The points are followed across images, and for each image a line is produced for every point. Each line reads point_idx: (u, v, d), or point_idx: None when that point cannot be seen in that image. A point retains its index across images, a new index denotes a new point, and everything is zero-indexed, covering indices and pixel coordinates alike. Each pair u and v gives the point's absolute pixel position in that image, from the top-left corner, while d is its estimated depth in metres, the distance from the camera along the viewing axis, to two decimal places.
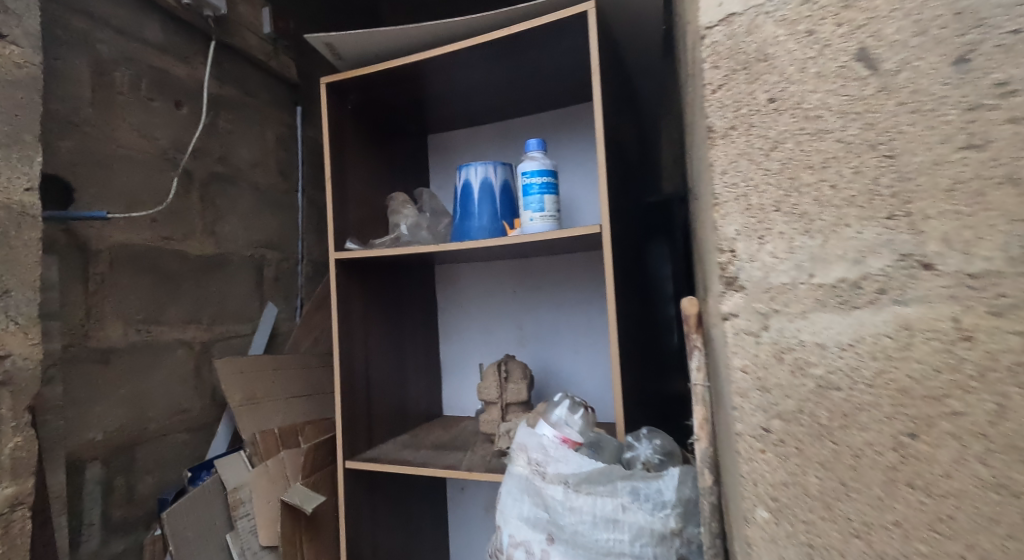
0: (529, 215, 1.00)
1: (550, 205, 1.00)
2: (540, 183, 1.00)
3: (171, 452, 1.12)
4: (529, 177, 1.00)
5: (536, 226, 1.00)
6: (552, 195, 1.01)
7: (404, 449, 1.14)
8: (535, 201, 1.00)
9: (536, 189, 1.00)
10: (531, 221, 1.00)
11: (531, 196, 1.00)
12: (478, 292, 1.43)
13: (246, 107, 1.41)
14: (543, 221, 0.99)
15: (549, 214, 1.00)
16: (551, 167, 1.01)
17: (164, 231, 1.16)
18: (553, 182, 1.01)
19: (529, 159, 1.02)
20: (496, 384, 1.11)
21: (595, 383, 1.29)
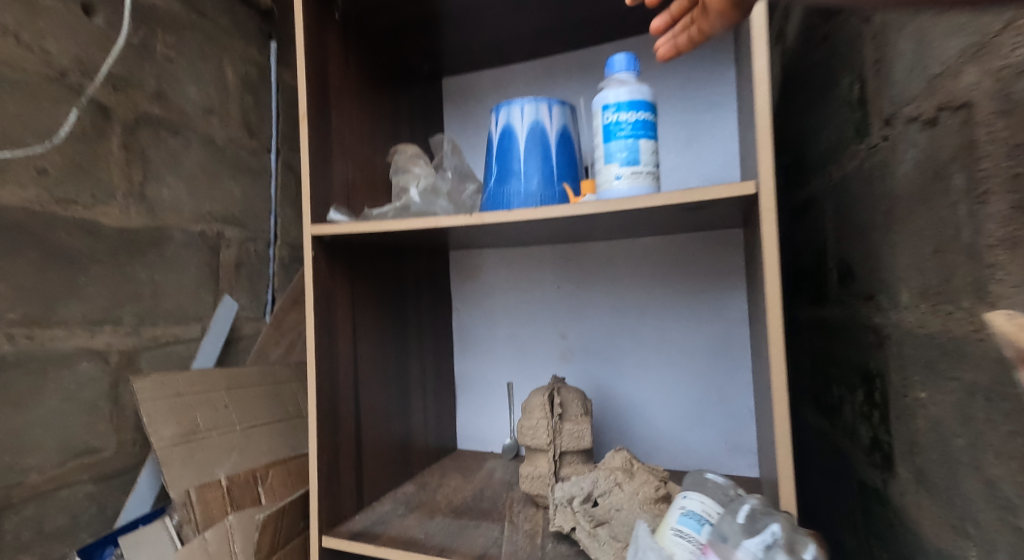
0: (614, 171, 0.64)
1: (646, 155, 0.65)
2: (631, 123, 0.64)
3: (61, 514, 0.78)
4: (612, 112, 0.65)
5: (620, 188, 0.64)
6: (650, 140, 0.65)
7: (409, 516, 0.80)
8: (623, 150, 0.64)
9: (624, 129, 0.64)
10: (617, 180, 0.64)
11: (616, 140, 0.64)
12: (508, 288, 1.07)
13: (196, 29, 1.04)
14: (637, 182, 0.64)
15: (645, 171, 0.64)
16: (647, 95, 0.66)
17: (60, 190, 0.80)
18: (650, 120, 0.65)
19: (611, 83, 0.66)
20: (548, 426, 0.77)
21: (671, 416, 0.95)
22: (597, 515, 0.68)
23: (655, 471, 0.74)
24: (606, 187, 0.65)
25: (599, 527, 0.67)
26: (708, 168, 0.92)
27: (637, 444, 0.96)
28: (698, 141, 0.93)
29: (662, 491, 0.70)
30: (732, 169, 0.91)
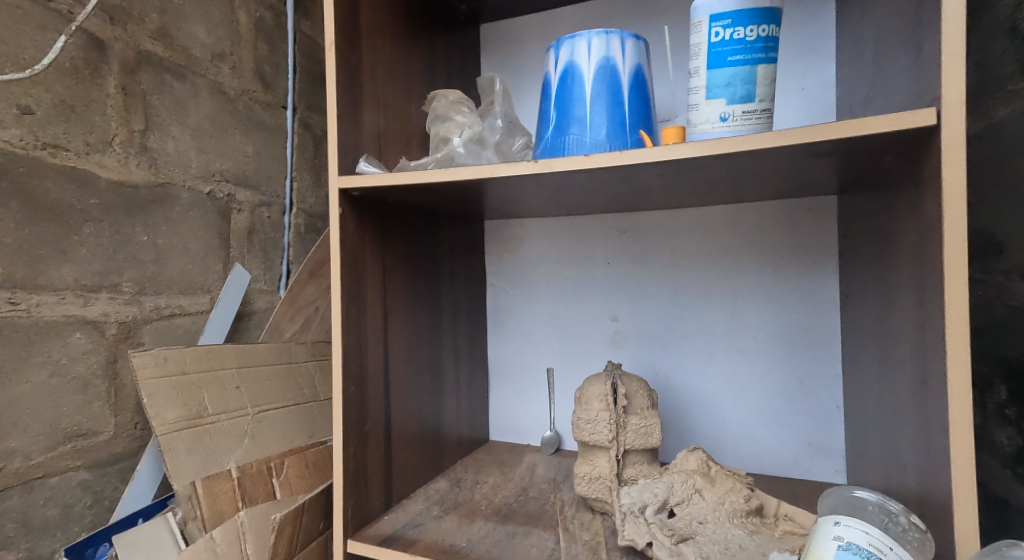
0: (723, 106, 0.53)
1: (764, 87, 0.53)
2: (747, 43, 0.52)
3: (48, 507, 0.68)
4: (725, 26, 0.53)
5: (728, 131, 0.53)
6: (769, 67, 0.53)
7: (446, 518, 0.69)
8: (736, 79, 0.53)
9: (738, 51, 0.53)
10: (725, 119, 0.53)
11: (727, 65, 0.53)
12: (553, 262, 0.95)
13: None
14: (749, 121, 0.53)
15: (761, 108, 0.53)
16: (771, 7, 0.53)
17: (46, 133, 0.69)
18: (772, 40, 0.53)
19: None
20: (611, 419, 0.66)
21: (741, 410, 0.83)
22: (676, 528, 0.57)
23: (739, 477, 0.62)
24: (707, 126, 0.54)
25: (680, 543, 0.56)
26: (794, 126, 0.79)
27: (701, 441, 0.85)
28: (781, 93, 0.80)
29: (753, 502, 0.59)
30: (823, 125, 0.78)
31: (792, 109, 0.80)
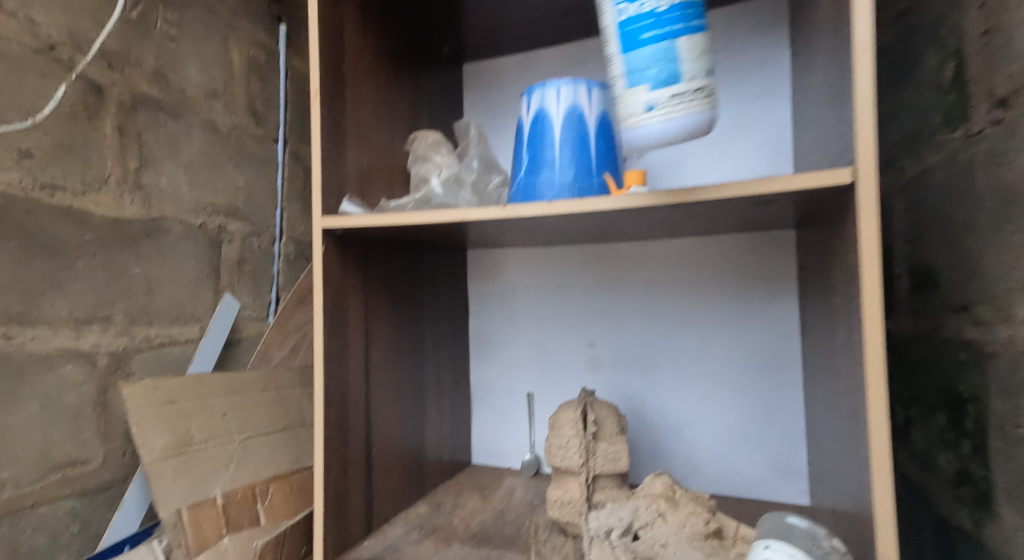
0: (643, 94, 0.50)
1: (687, 60, 0.50)
2: (656, 16, 0.50)
3: (41, 533, 0.70)
4: (625, 3, 0.51)
5: (656, 120, 0.49)
6: (687, 34, 0.50)
7: (424, 542, 0.72)
8: (651, 56, 0.50)
9: (646, 22, 0.50)
10: (650, 108, 0.50)
11: (639, 44, 0.50)
12: (533, 290, 0.99)
13: (199, 5, 0.96)
14: (679, 106, 0.49)
15: (690, 87, 0.49)
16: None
17: (43, 174, 0.72)
18: (684, 1, 0.50)
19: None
20: (580, 445, 0.69)
21: (712, 434, 0.87)
22: (639, 551, 0.60)
23: (702, 501, 0.65)
24: (636, 120, 0.51)
25: None
26: (756, 163, 0.84)
27: (674, 464, 0.88)
28: (744, 132, 0.85)
29: (713, 525, 0.62)
30: (783, 162, 0.83)
31: (755, 146, 0.85)
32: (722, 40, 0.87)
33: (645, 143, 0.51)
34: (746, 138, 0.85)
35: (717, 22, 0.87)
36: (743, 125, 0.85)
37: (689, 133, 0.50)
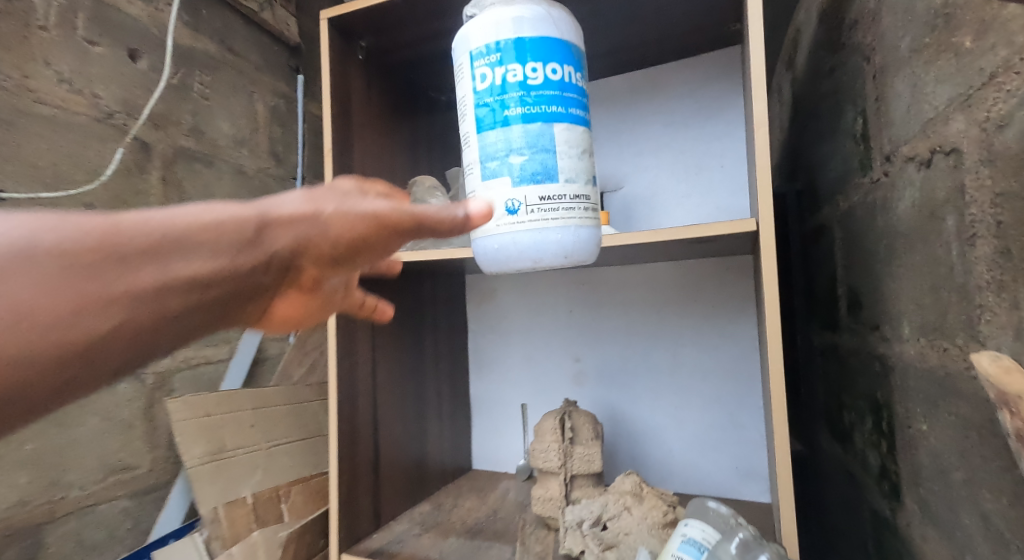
0: (509, 193, 0.48)
1: (564, 157, 0.49)
2: (523, 92, 0.48)
3: (99, 530, 0.82)
4: (491, 67, 0.49)
5: (523, 232, 0.48)
6: (565, 121, 0.49)
7: (425, 536, 0.83)
8: (518, 137, 0.48)
9: (514, 95, 0.49)
10: (515, 213, 0.48)
11: (504, 120, 0.49)
12: (525, 311, 1.10)
13: (229, 66, 1.10)
14: (549, 217, 0.48)
15: (565, 194, 0.49)
16: (549, 35, 0.49)
17: None
18: (560, 78, 0.49)
19: (494, 10, 0.50)
20: (559, 448, 0.80)
21: (684, 440, 0.96)
22: (606, 538, 0.70)
23: (664, 497, 0.76)
24: (498, 229, 0.49)
25: (607, 550, 0.69)
26: (719, 197, 0.97)
27: (651, 467, 0.98)
28: (708, 169, 0.98)
29: (671, 516, 0.72)
30: (743, 195, 0.96)
31: (718, 182, 0.97)
32: (695, 91, 0.99)
33: (510, 260, 0.50)
34: (714, 185, 0.97)
35: (682, 72, 1.00)
36: (712, 172, 0.97)
37: (563, 252, 0.49)
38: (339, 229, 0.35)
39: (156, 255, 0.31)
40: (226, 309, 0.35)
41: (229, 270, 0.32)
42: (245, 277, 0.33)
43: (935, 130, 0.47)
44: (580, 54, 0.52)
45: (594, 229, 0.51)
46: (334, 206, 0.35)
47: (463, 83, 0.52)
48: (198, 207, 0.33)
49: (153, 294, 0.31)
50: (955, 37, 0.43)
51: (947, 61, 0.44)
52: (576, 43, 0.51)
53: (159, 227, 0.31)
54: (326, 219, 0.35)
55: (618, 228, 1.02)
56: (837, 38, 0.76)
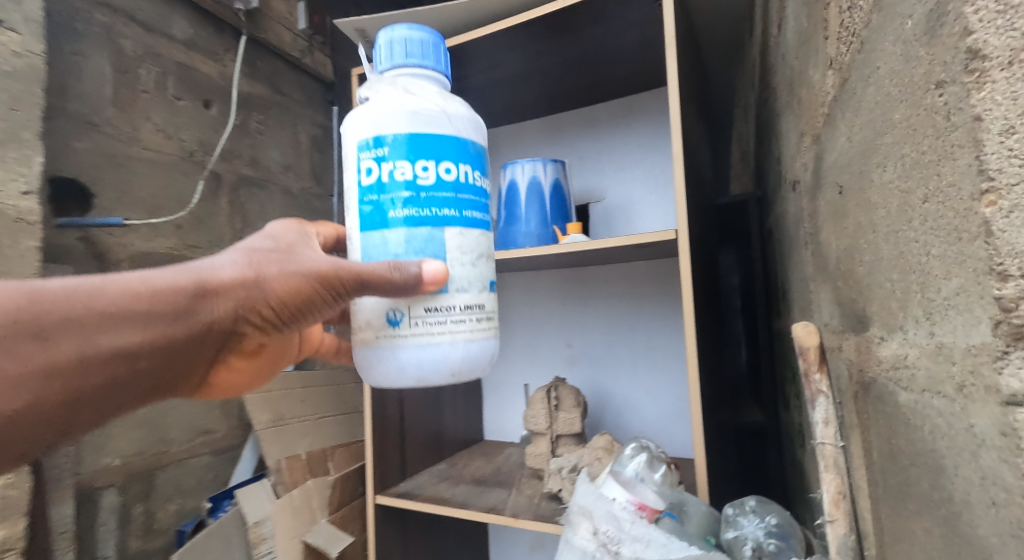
0: (393, 303, 0.47)
1: (457, 266, 0.48)
2: (409, 196, 0.46)
3: (190, 478, 1.05)
4: (379, 160, 0.47)
5: (405, 349, 0.47)
6: (460, 227, 0.48)
7: (440, 484, 1.04)
8: (404, 241, 0.47)
9: (401, 196, 0.46)
10: (397, 327, 0.47)
11: (390, 222, 0.47)
12: (525, 304, 1.30)
13: (279, 105, 1.32)
14: (435, 331, 0.47)
15: (456, 305, 0.48)
16: (447, 131, 0.47)
17: (189, 238, 1.07)
18: (458, 179, 0.48)
19: (386, 97, 0.47)
20: (545, 413, 1.00)
21: (656, 411, 1.15)
22: None
23: None
24: (379, 342, 0.47)
25: None
26: None
27: (630, 434, 1.16)
28: None
29: None
30: None
31: None
32: (663, 116, 1.17)
33: (391, 376, 0.48)
34: None
35: (653, 100, 1.18)
36: None
37: (448, 368, 0.48)
38: (273, 291, 0.48)
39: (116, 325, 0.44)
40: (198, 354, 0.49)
41: (170, 333, 0.46)
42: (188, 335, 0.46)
43: (793, 166, 0.65)
44: (480, 152, 0.50)
45: (487, 342, 0.50)
46: (269, 274, 0.48)
47: (350, 174, 0.49)
48: (146, 276, 0.45)
49: (88, 360, 0.43)
50: (794, 102, 0.61)
51: (792, 119, 0.62)
52: (477, 139, 0.50)
53: (98, 303, 0.43)
54: (263, 283, 0.47)
55: (601, 233, 1.21)
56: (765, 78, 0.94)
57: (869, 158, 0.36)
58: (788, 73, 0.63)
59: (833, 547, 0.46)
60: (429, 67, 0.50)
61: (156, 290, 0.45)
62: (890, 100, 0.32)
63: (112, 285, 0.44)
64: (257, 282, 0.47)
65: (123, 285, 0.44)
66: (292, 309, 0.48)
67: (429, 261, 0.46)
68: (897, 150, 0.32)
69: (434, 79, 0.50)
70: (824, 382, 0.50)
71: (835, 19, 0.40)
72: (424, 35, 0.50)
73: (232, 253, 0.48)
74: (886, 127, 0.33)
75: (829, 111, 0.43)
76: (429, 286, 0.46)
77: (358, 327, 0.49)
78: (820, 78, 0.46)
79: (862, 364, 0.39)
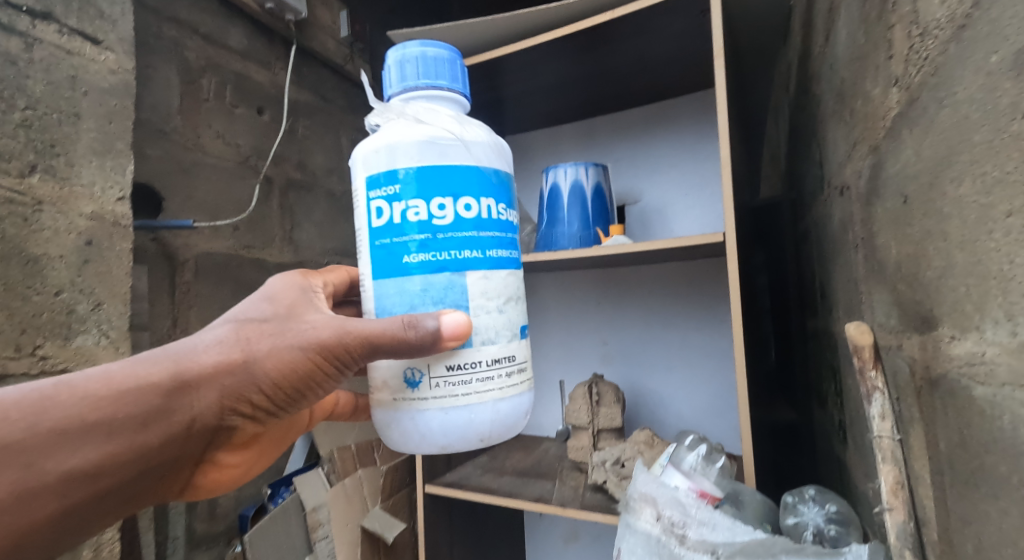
0: (410, 364, 0.48)
1: (479, 314, 0.48)
2: (421, 237, 0.47)
3: None
4: (391, 201, 0.48)
5: (428, 415, 0.48)
6: (479, 265, 0.48)
7: (485, 476, 1.08)
8: (419, 287, 0.47)
9: (416, 239, 0.47)
10: (417, 388, 0.48)
11: (405, 267, 0.47)
12: (561, 303, 1.34)
13: (324, 111, 1.36)
14: (458, 392, 0.48)
15: (480, 361, 0.48)
16: (457, 166, 0.48)
17: (245, 239, 1.12)
18: (472, 215, 0.48)
19: (397, 134, 0.48)
20: (587, 409, 1.04)
21: (691, 408, 1.18)
22: (624, 473, 0.93)
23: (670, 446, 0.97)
24: (401, 404, 0.49)
25: (624, 479, 0.92)
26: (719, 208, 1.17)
27: (665, 429, 1.20)
28: (710, 184, 1.19)
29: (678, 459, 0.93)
30: None
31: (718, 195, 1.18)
32: (700, 120, 1.20)
33: (417, 440, 0.49)
34: (717, 198, 1.17)
35: (690, 104, 1.20)
36: (715, 188, 1.18)
37: (473, 429, 0.48)
38: (262, 373, 0.49)
39: (92, 435, 0.46)
40: (190, 441, 0.52)
41: (159, 429, 0.48)
42: (173, 428, 0.49)
43: (840, 173, 0.67)
44: (495, 180, 0.50)
45: (515, 396, 0.51)
46: (258, 353, 0.49)
47: (362, 217, 0.50)
48: (123, 373, 0.48)
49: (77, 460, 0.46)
50: (844, 113, 0.63)
51: (843, 129, 0.65)
52: (490, 167, 0.50)
53: (86, 404, 0.46)
54: (250, 365, 0.49)
55: (637, 234, 1.24)
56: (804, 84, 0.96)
57: (942, 172, 0.41)
58: (837, 85, 0.66)
59: (892, 533, 0.51)
60: (443, 86, 0.52)
61: (132, 388, 0.47)
62: (972, 125, 0.37)
63: (82, 390, 0.46)
64: (245, 363, 0.49)
65: (95, 389, 0.46)
66: (283, 387, 0.50)
67: (448, 312, 0.46)
68: (974, 168, 0.37)
69: (438, 99, 0.52)
70: (879, 379, 0.54)
71: (902, 41, 0.46)
72: (437, 53, 0.52)
73: (220, 329, 0.50)
74: (962, 146, 0.38)
75: (891, 125, 0.49)
76: (450, 342, 0.46)
77: (376, 387, 0.51)
78: (880, 94, 0.51)
79: (928, 361, 0.45)
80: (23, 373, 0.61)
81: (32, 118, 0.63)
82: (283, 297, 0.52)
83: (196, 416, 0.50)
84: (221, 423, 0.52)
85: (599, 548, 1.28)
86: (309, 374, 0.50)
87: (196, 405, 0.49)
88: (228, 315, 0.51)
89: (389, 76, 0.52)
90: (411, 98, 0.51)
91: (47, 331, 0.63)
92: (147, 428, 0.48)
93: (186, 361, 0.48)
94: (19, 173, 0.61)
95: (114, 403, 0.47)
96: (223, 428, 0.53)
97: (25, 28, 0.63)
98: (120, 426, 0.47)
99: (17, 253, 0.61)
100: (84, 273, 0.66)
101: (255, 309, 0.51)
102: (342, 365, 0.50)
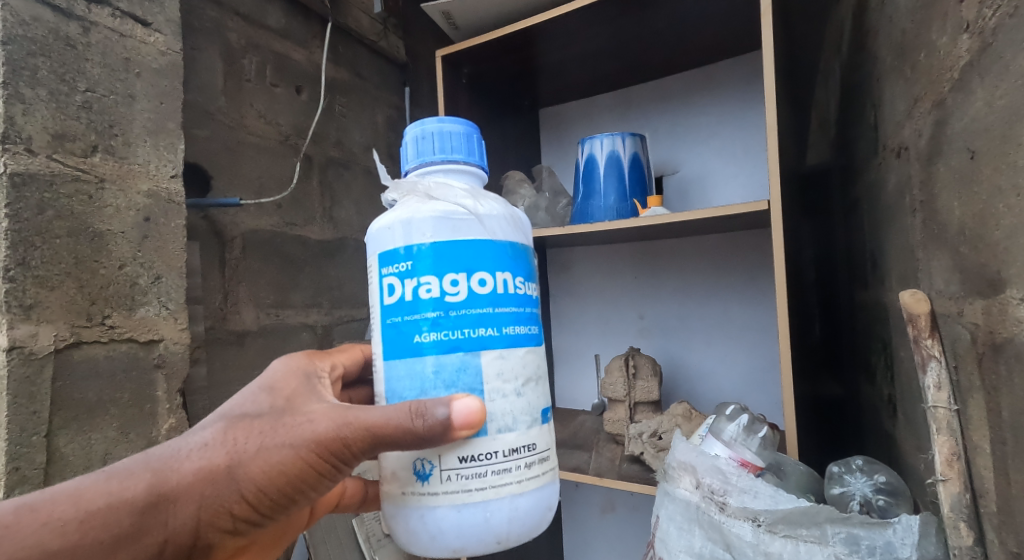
0: (421, 455, 0.45)
1: (495, 399, 0.45)
2: (433, 315, 0.45)
3: None
4: (403, 278, 0.46)
5: (440, 514, 0.44)
6: (495, 344, 0.46)
7: None
8: (432, 368, 0.45)
9: (429, 317, 0.45)
10: (427, 481, 0.45)
11: (417, 347, 0.45)
12: (596, 279, 1.33)
13: (359, 88, 1.37)
14: (472, 488, 0.44)
15: (497, 451, 0.45)
16: (471, 240, 0.45)
17: (288, 216, 1.15)
18: (487, 291, 0.45)
19: (410, 208, 0.47)
20: (624, 382, 1.03)
21: (731, 382, 1.16)
22: (662, 445, 0.92)
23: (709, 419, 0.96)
24: (411, 498, 0.45)
25: (661, 451, 0.92)
26: (762, 176, 1.13)
27: (703, 403, 1.19)
28: (753, 152, 1.14)
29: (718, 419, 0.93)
30: None
31: (761, 165, 1.13)
32: (744, 84, 1.15)
33: (427, 542, 0.45)
34: (760, 167, 1.14)
35: (734, 67, 1.15)
36: (758, 157, 1.14)
37: (490, 531, 0.44)
38: (248, 478, 0.46)
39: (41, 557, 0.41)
40: None
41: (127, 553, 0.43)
42: (142, 553, 0.44)
43: (897, 134, 0.64)
44: (512, 252, 0.47)
45: (536, 490, 0.47)
46: (247, 455, 0.46)
47: (374, 293, 0.48)
48: (96, 488, 0.44)
49: None
50: (906, 68, 0.60)
51: (904, 85, 0.60)
52: (507, 238, 0.47)
53: (50, 529, 0.42)
54: (236, 470, 0.45)
55: (675, 206, 1.22)
56: (859, 42, 0.91)
57: (1016, 125, 0.39)
58: (898, 38, 0.62)
59: (946, 504, 0.51)
60: (459, 160, 0.49)
61: (104, 507, 0.43)
62: None
63: (48, 514, 0.42)
64: (229, 468, 0.45)
65: (63, 511, 0.42)
66: (272, 492, 0.46)
67: (460, 398, 0.43)
68: None
69: (468, 180, 0.50)
70: (936, 347, 0.52)
71: None
72: (453, 127, 0.50)
73: (207, 429, 0.47)
74: None
75: (960, 77, 0.47)
76: (462, 431, 0.43)
77: (386, 481, 0.47)
78: (948, 44, 0.49)
79: (992, 327, 0.44)
80: (94, 340, 0.66)
81: (91, 100, 0.66)
82: (282, 387, 0.50)
83: (170, 535, 0.45)
84: (197, 542, 0.47)
85: (636, 519, 1.29)
86: (300, 475, 0.47)
87: (171, 524, 0.44)
88: (220, 412, 0.48)
89: (408, 152, 0.51)
90: (428, 173, 0.49)
91: (113, 303, 0.67)
92: (115, 553, 0.43)
93: (165, 471, 0.45)
94: (83, 152, 0.65)
95: (82, 527, 0.42)
96: (203, 546, 0.48)
97: (82, 12, 0.66)
98: (85, 553, 0.42)
99: (84, 229, 0.65)
100: (144, 248, 0.70)
101: (251, 404, 0.48)
102: (340, 461, 0.47)
